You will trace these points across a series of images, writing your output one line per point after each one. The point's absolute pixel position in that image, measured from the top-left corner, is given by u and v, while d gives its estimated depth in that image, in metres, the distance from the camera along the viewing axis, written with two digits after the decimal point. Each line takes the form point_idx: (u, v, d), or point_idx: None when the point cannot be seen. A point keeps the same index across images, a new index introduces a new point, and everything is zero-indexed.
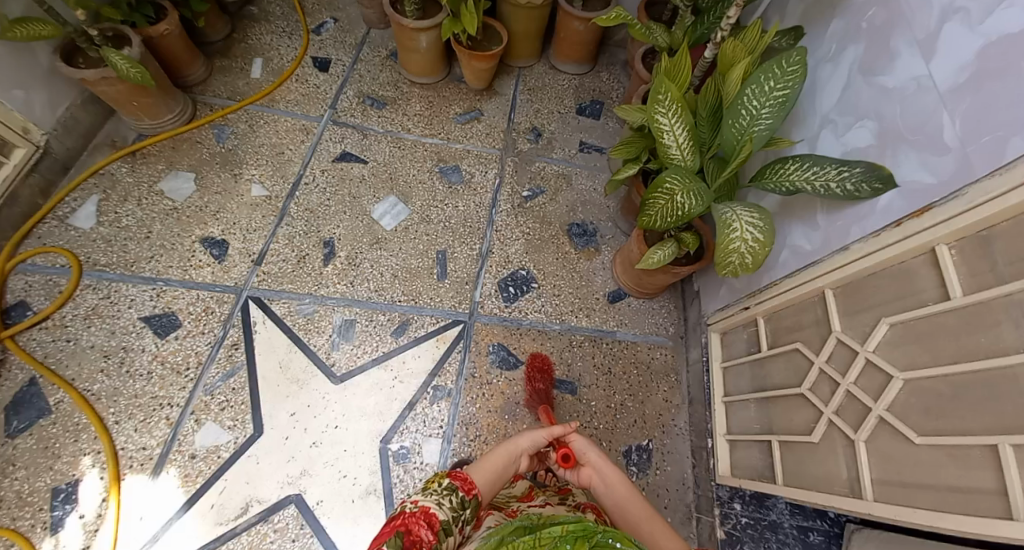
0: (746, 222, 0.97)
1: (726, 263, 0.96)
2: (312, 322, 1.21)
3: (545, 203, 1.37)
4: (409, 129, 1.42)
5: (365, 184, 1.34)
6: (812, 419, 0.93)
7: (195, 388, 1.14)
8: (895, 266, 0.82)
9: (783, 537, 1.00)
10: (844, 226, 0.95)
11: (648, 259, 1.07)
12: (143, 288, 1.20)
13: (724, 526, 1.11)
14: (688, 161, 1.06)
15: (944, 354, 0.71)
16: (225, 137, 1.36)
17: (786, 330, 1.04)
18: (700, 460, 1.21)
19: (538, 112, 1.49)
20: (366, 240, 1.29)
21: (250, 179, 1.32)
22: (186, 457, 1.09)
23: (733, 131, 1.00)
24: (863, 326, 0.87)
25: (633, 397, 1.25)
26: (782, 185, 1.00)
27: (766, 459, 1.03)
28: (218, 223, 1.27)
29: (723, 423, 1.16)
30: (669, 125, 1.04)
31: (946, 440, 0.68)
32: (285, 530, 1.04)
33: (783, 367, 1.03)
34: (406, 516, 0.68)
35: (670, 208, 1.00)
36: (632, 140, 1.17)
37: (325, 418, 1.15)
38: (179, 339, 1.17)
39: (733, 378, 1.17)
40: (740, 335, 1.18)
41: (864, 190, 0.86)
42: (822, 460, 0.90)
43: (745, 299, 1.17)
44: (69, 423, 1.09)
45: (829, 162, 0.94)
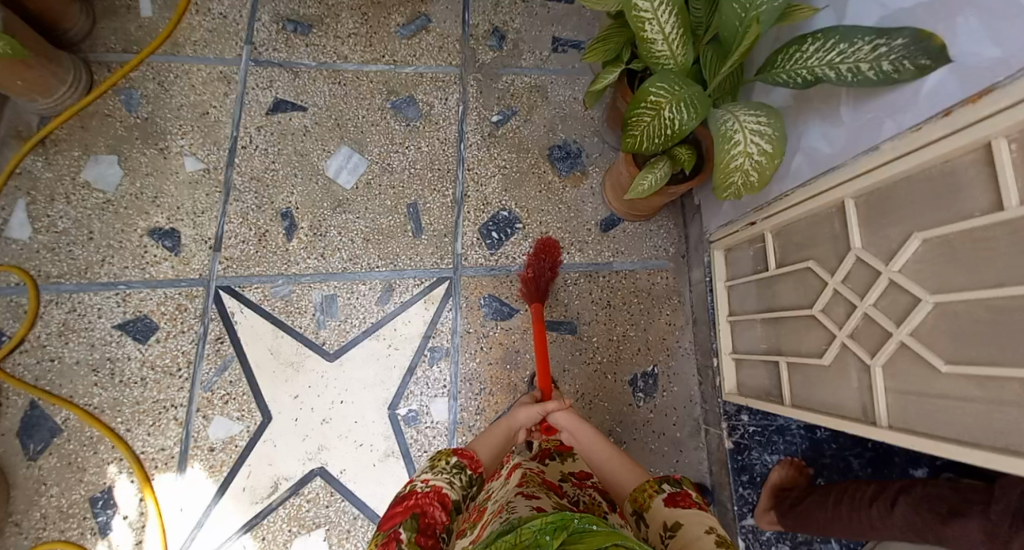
0: (751, 130, 0.77)
1: (726, 185, 0.80)
2: (292, 303, 1.11)
3: (519, 126, 1.17)
4: (346, 57, 1.18)
5: (310, 136, 1.15)
6: (825, 342, 0.83)
7: (193, 386, 1.07)
8: (938, 168, 0.64)
9: (789, 437, 1.07)
10: (873, 120, 0.74)
11: (637, 188, 0.91)
12: (107, 295, 1.09)
13: (733, 436, 1.07)
14: (680, 57, 0.84)
15: (987, 275, 0.56)
16: (135, 104, 1.15)
17: (798, 247, 0.90)
18: (706, 378, 1.14)
19: (498, 5, 1.21)
20: (327, 204, 1.14)
21: (179, 151, 1.15)
22: (206, 451, 1.05)
23: (734, 9, 0.76)
24: (889, 243, 0.71)
25: (635, 326, 1.16)
26: (796, 76, 0.75)
27: (774, 378, 0.96)
28: (160, 210, 1.13)
29: (728, 341, 1.08)
30: (651, 11, 0.79)
31: (976, 372, 0.57)
32: (317, 499, 1.04)
33: (794, 287, 0.91)
34: (418, 496, 0.63)
35: (659, 126, 0.81)
36: (608, 34, 0.94)
37: (330, 394, 1.09)
38: (161, 342, 1.09)
39: (739, 297, 1.06)
40: (748, 252, 1.04)
41: (905, 70, 0.62)
42: (834, 384, 0.82)
43: (752, 213, 1.01)
44: (83, 437, 1.04)
45: (859, 35, 0.67)
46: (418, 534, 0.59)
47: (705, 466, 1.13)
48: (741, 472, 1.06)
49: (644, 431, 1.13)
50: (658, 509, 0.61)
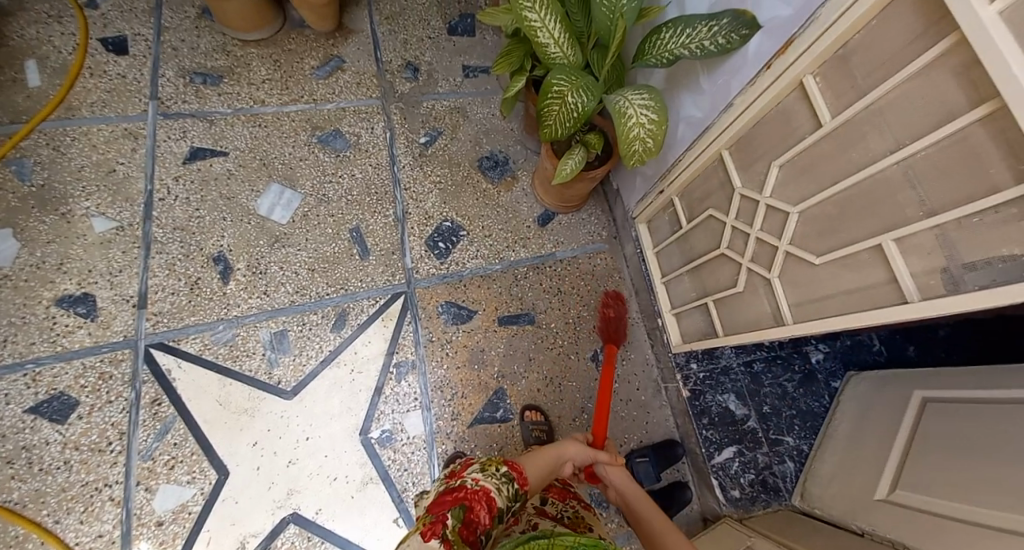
0: (638, 105, 0.91)
1: (631, 154, 0.92)
2: (237, 348, 1.04)
3: (447, 144, 1.25)
4: (263, 101, 1.20)
5: (236, 179, 1.14)
6: (735, 273, 0.99)
7: (130, 457, 0.95)
8: (773, 111, 0.82)
9: (734, 377, 1.17)
10: (723, 84, 0.92)
11: (562, 173, 1.02)
12: (11, 379, 0.96)
13: (687, 386, 1.18)
14: (570, 56, 0.99)
15: (827, 177, 0.74)
16: (30, 173, 1.07)
17: (699, 201, 1.06)
18: (656, 339, 1.24)
19: (406, 43, 1.32)
20: (264, 241, 1.11)
21: (86, 212, 1.07)
22: (154, 527, 0.92)
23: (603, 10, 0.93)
24: (761, 175, 0.88)
25: (587, 307, 1.23)
26: (662, 57, 0.90)
27: (706, 319, 1.09)
28: (69, 276, 1.03)
29: (666, 300, 1.20)
30: (539, 20, 0.95)
31: (839, 254, 0.74)
32: (293, 549, 0.95)
33: (703, 235, 1.06)
34: (468, 491, 0.64)
35: (566, 112, 0.94)
36: (510, 49, 1.08)
37: (294, 433, 1.02)
38: (84, 419, 0.96)
39: (666, 258, 1.19)
40: (664, 219, 1.18)
41: (734, 41, 0.80)
42: (750, 305, 0.96)
43: (659, 183, 1.15)
44: (7, 538, 0.88)
45: (698, 20, 0.85)
46: (463, 526, 0.59)
47: (671, 420, 1.21)
48: (701, 416, 1.15)
49: (612, 401, 1.19)
50: None
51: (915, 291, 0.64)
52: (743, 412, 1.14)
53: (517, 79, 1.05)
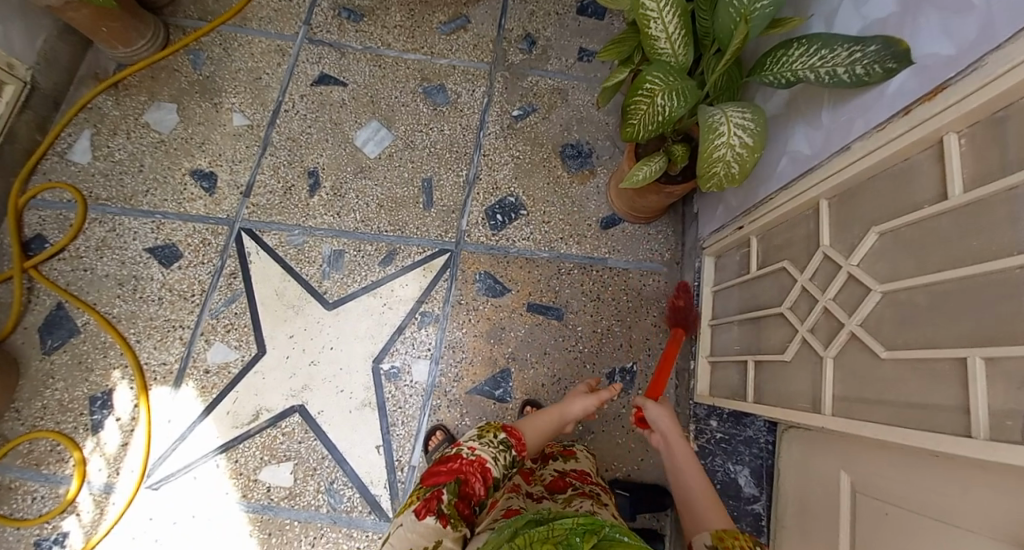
0: (734, 123, 0.71)
1: (708, 176, 0.72)
2: (303, 253, 1.19)
3: (537, 122, 1.24)
4: (388, 44, 1.31)
5: (346, 108, 1.27)
6: (789, 338, 0.77)
7: (202, 311, 1.16)
8: (895, 166, 0.60)
9: (757, 451, 0.90)
10: (846, 122, 0.70)
11: (631, 178, 0.86)
12: (144, 222, 1.21)
13: (698, 440, 0.99)
14: (680, 57, 0.82)
15: (930, 261, 0.52)
16: (202, 64, 1.30)
17: (777, 248, 0.84)
18: (683, 380, 1.06)
19: (532, 15, 1.33)
20: (350, 169, 1.24)
21: (230, 107, 1.28)
22: (202, 372, 1.13)
23: (730, 11, 0.73)
24: (852, 240, 0.66)
25: (621, 323, 1.10)
26: (781, 77, 0.71)
27: (742, 379, 0.89)
28: (205, 155, 1.25)
29: (708, 345, 1.01)
30: (656, 10, 0.78)
31: (912, 355, 0.52)
32: (292, 434, 1.09)
33: (770, 289, 0.84)
34: (463, 463, 0.65)
35: (651, 114, 0.78)
36: (623, 37, 0.97)
37: (323, 338, 1.14)
38: (182, 269, 1.19)
39: (722, 300, 0.99)
40: (734, 257, 0.97)
41: (874, 74, 0.60)
42: (793, 384, 0.75)
43: (740, 218, 0.95)
44: (97, 341, 1.15)
45: (838, 42, 0.65)
46: (458, 500, 0.62)
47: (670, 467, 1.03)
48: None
49: (613, 425, 1.05)
50: None
51: (985, 426, 0.43)
52: (753, 492, 0.89)
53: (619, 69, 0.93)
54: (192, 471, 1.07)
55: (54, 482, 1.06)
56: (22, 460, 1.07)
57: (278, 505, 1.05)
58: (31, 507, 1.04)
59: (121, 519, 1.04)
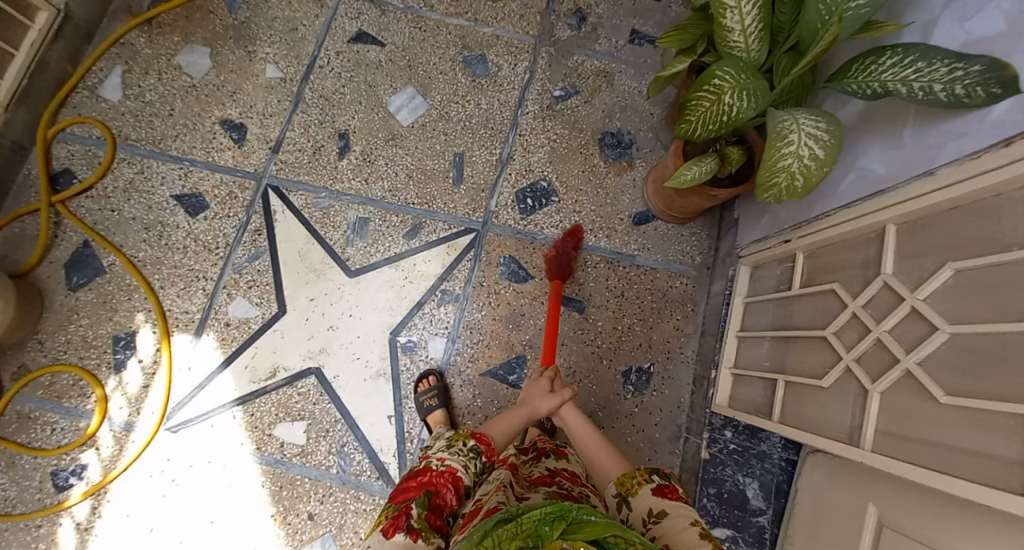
0: (808, 130, 0.60)
1: (767, 187, 0.62)
2: (328, 217, 1.19)
3: (577, 106, 1.20)
4: (432, 7, 1.25)
5: (382, 70, 1.23)
6: (829, 364, 0.72)
7: (226, 265, 1.17)
8: (985, 200, 0.52)
9: (768, 467, 0.90)
10: (931, 147, 0.60)
11: (679, 178, 0.80)
12: (172, 167, 1.20)
13: (710, 448, 0.96)
14: (754, 54, 0.70)
15: (1015, 306, 0.46)
16: (238, 8, 1.26)
17: (823, 269, 0.77)
18: (700, 388, 1.03)
19: None
20: (382, 135, 1.21)
21: (264, 58, 1.24)
22: (223, 324, 1.15)
23: (819, 8, 0.62)
24: (919, 272, 0.59)
25: (642, 322, 1.08)
26: (866, 87, 0.60)
27: (768, 395, 0.86)
28: (236, 105, 1.22)
29: (731, 356, 0.97)
30: None
31: (973, 403, 0.48)
32: (308, 395, 1.11)
33: (814, 309, 0.78)
34: (433, 476, 0.70)
35: (713, 113, 0.68)
36: (685, 25, 0.86)
37: (342, 305, 1.15)
38: (207, 220, 1.19)
39: (754, 313, 0.95)
40: (772, 271, 0.92)
41: (975, 98, 0.50)
42: (829, 411, 0.70)
43: (788, 230, 0.87)
44: (122, 282, 1.16)
45: (940, 55, 0.54)
46: (429, 512, 0.65)
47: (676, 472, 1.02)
48: (709, 484, 0.93)
49: (624, 423, 1.04)
50: (644, 497, 0.65)
51: None
52: (760, 505, 0.89)
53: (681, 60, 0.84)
54: (209, 420, 1.11)
55: (74, 415, 1.10)
56: (43, 392, 1.11)
57: (290, 461, 1.09)
58: (51, 436, 1.09)
59: (139, 456, 1.08)
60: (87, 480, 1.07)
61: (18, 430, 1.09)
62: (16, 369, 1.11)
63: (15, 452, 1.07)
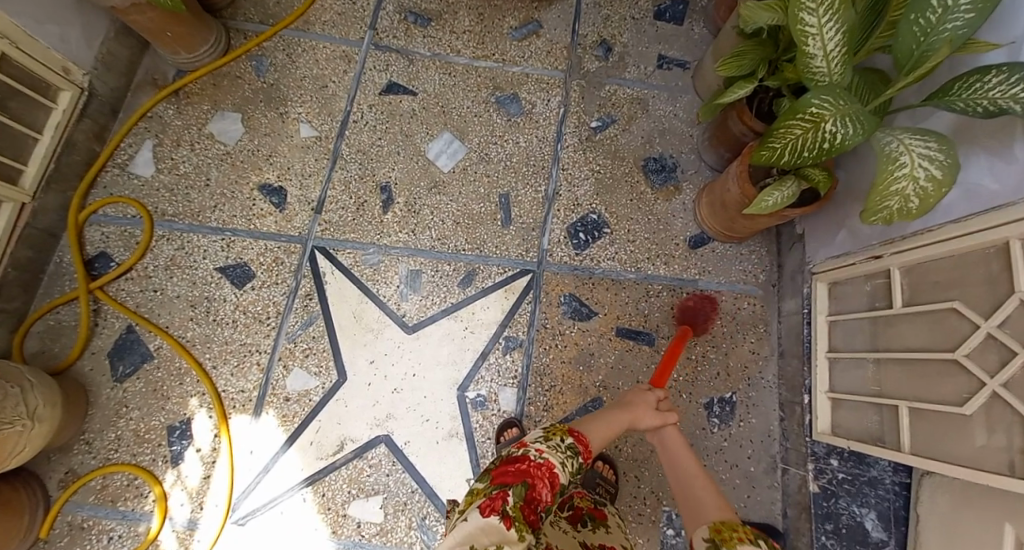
0: (917, 154, 0.64)
1: (877, 210, 0.65)
2: (379, 273, 1.16)
3: (616, 134, 1.22)
4: (458, 51, 1.26)
5: (416, 119, 1.23)
6: (968, 390, 0.69)
7: (279, 335, 1.14)
8: None
9: (883, 493, 0.90)
10: None
11: (759, 204, 0.83)
12: (213, 238, 1.18)
13: (819, 480, 0.96)
14: (838, 78, 0.73)
15: None
16: (265, 70, 1.26)
17: (933, 286, 0.77)
18: (791, 414, 1.05)
19: (606, 20, 1.29)
20: (424, 183, 1.20)
21: (297, 117, 1.23)
22: (282, 401, 1.11)
23: (912, 31, 0.64)
24: None
25: (716, 349, 1.11)
26: (976, 105, 0.62)
27: (887, 423, 0.83)
28: (273, 168, 1.21)
29: (825, 379, 0.98)
30: (816, 26, 0.69)
31: None
32: (379, 466, 1.08)
33: (932, 329, 0.76)
34: (532, 466, 0.61)
35: (809, 141, 0.69)
36: (745, 50, 0.92)
37: (403, 366, 1.12)
38: (255, 289, 1.16)
39: (845, 333, 0.95)
40: (859, 287, 0.94)
41: None
42: (977, 439, 0.67)
43: (878, 247, 0.89)
44: (172, 367, 1.12)
45: None
46: (524, 504, 0.56)
47: (779, 507, 1.03)
48: (825, 520, 0.94)
49: (715, 459, 1.05)
50: None
51: None
52: (882, 537, 0.89)
53: (740, 85, 0.89)
54: (278, 506, 1.06)
55: (132, 519, 1.04)
56: (95, 497, 1.05)
57: (369, 542, 1.04)
58: (107, 546, 1.02)
59: None
60: None
61: (71, 543, 1.02)
62: (63, 475, 1.06)
63: None
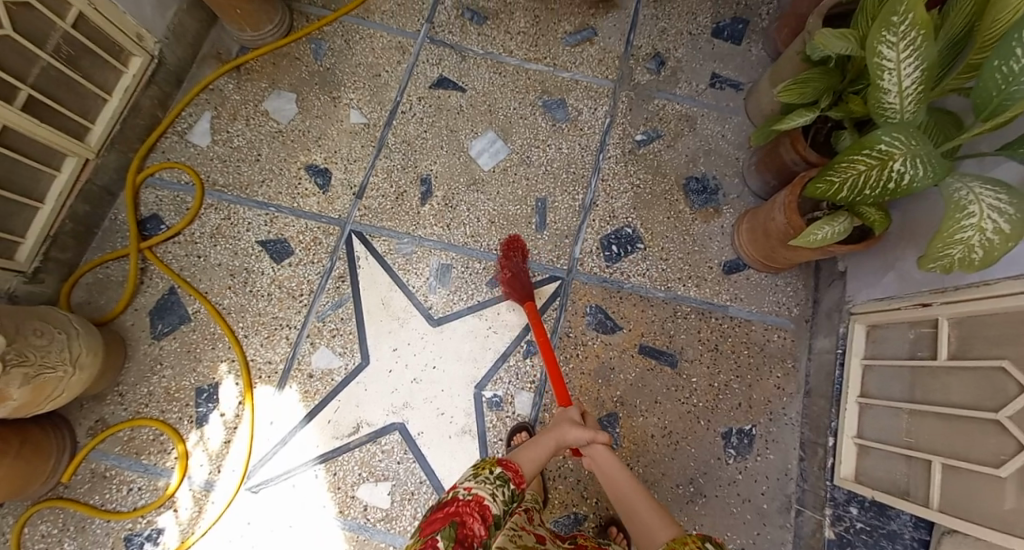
0: (987, 204, 0.61)
1: (937, 256, 0.63)
2: (411, 263, 1.19)
3: (661, 150, 1.20)
4: (510, 52, 1.27)
5: (462, 116, 1.24)
6: (1009, 454, 0.66)
7: (309, 313, 1.18)
8: None
9: (901, 548, 0.85)
10: None
11: (806, 237, 0.82)
12: (258, 213, 1.22)
13: (835, 527, 0.94)
14: (910, 117, 0.70)
15: None
16: (322, 54, 1.29)
17: (984, 342, 0.73)
18: (812, 455, 1.03)
19: (663, 33, 1.28)
20: (463, 180, 1.21)
21: (348, 103, 1.26)
22: (306, 376, 1.15)
23: (994, 78, 0.59)
24: None
25: (739, 379, 1.09)
26: None
27: (916, 477, 0.81)
28: (320, 150, 1.24)
29: (853, 424, 0.96)
30: (895, 61, 0.66)
31: None
32: (392, 453, 1.11)
33: (976, 386, 0.73)
34: (460, 504, 0.60)
35: (875, 179, 0.67)
36: (810, 78, 0.88)
37: (426, 356, 1.15)
38: (292, 266, 1.20)
39: (879, 379, 0.93)
40: (900, 333, 0.90)
41: None
42: (1013, 505, 0.64)
43: (927, 294, 0.85)
44: (207, 331, 1.18)
45: None
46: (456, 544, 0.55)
47: (788, 548, 1.02)
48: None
49: (727, 491, 1.04)
50: None
51: None
52: None
53: (801, 113, 0.87)
54: (291, 479, 1.10)
55: (153, 473, 1.10)
56: (120, 448, 1.11)
57: (374, 527, 1.07)
58: (127, 496, 1.08)
59: (219, 519, 1.08)
60: (163, 545, 1.06)
61: (91, 490, 1.09)
62: (93, 424, 1.13)
63: (87, 516, 1.07)
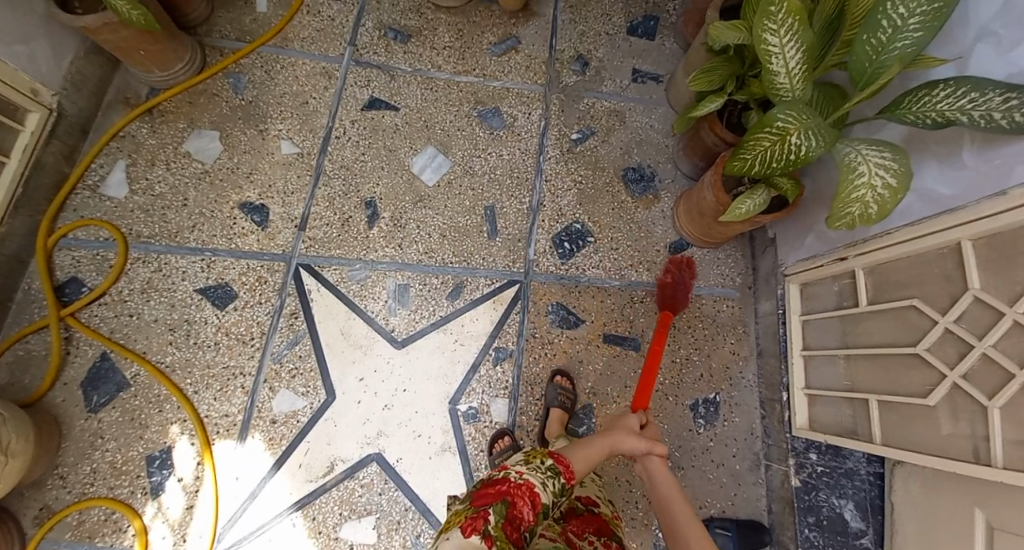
0: (873, 163, 0.68)
1: (840, 215, 0.69)
2: (366, 288, 1.16)
3: (596, 146, 1.25)
4: (439, 67, 1.28)
5: (400, 134, 1.24)
6: (931, 382, 0.74)
7: (264, 356, 1.12)
8: None
9: (859, 484, 0.94)
10: (1002, 166, 0.65)
11: (733, 211, 0.88)
12: (193, 260, 1.15)
13: (799, 474, 1.00)
14: (800, 93, 0.76)
15: None
16: (243, 87, 1.25)
17: (895, 286, 0.82)
18: (772, 412, 1.09)
19: (582, 35, 1.33)
20: (409, 198, 1.21)
21: (278, 134, 1.22)
22: (269, 422, 1.09)
23: (863, 51, 0.67)
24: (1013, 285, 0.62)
25: (698, 351, 1.14)
26: (925, 117, 0.66)
27: (859, 417, 0.88)
28: (254, 186, 1.19)
29: (801, 377, 1.03)
30: (779, 46, 0.73)
31: None
32: (371, 485, 1.06)
33: (895, 326, 0.81)
34: (511, 485, 0.63)
35: (777, 153, 0.73)
36: (714, 66, 0.96)
37: (394, 381, 1.12)
38: (238, 310, 1.14)
39: (816, 332, 1.00)
40: (828, 286, 0.98)
41: None
42: (943, 426, 0.72)
43: (841, 249, 0.94)
44: (150, 395, 1.09)
45: (991, 85, 0.60)
46: (506, 523, 0.58)
47: (764, 503, 1.07)
48: (807, 513, 0.98)
49: (703, 459, 1.08)
50: None
51: None
52: (860, 526, 0.92)
53: (711, 99, 0.93)
54: (266, 533, 1.03)
55: None
56: (70, 534, 1.00)
57: None
58: None
59: None
60: None
61: None
62: (38, 512, 1.00)
63: None
